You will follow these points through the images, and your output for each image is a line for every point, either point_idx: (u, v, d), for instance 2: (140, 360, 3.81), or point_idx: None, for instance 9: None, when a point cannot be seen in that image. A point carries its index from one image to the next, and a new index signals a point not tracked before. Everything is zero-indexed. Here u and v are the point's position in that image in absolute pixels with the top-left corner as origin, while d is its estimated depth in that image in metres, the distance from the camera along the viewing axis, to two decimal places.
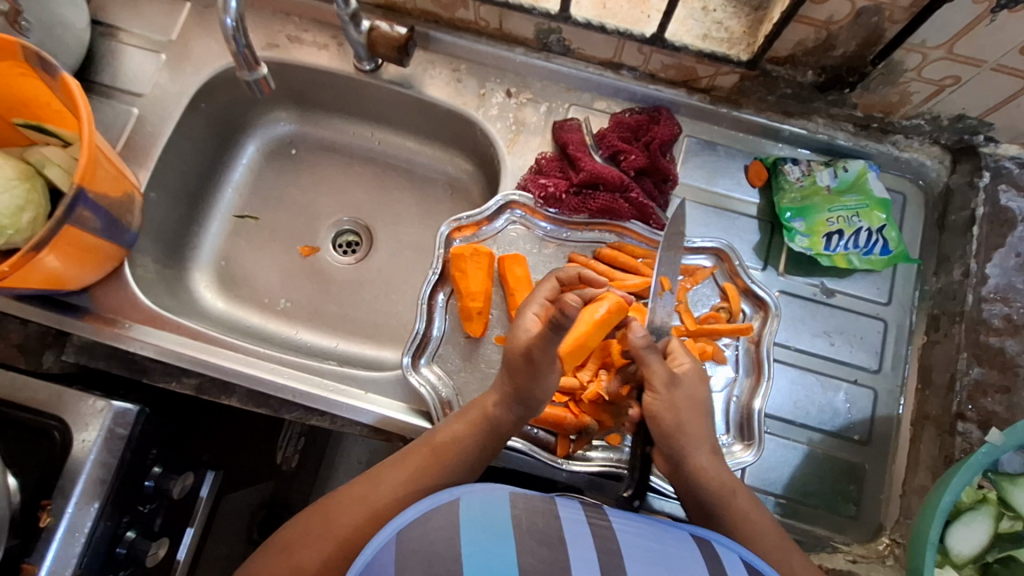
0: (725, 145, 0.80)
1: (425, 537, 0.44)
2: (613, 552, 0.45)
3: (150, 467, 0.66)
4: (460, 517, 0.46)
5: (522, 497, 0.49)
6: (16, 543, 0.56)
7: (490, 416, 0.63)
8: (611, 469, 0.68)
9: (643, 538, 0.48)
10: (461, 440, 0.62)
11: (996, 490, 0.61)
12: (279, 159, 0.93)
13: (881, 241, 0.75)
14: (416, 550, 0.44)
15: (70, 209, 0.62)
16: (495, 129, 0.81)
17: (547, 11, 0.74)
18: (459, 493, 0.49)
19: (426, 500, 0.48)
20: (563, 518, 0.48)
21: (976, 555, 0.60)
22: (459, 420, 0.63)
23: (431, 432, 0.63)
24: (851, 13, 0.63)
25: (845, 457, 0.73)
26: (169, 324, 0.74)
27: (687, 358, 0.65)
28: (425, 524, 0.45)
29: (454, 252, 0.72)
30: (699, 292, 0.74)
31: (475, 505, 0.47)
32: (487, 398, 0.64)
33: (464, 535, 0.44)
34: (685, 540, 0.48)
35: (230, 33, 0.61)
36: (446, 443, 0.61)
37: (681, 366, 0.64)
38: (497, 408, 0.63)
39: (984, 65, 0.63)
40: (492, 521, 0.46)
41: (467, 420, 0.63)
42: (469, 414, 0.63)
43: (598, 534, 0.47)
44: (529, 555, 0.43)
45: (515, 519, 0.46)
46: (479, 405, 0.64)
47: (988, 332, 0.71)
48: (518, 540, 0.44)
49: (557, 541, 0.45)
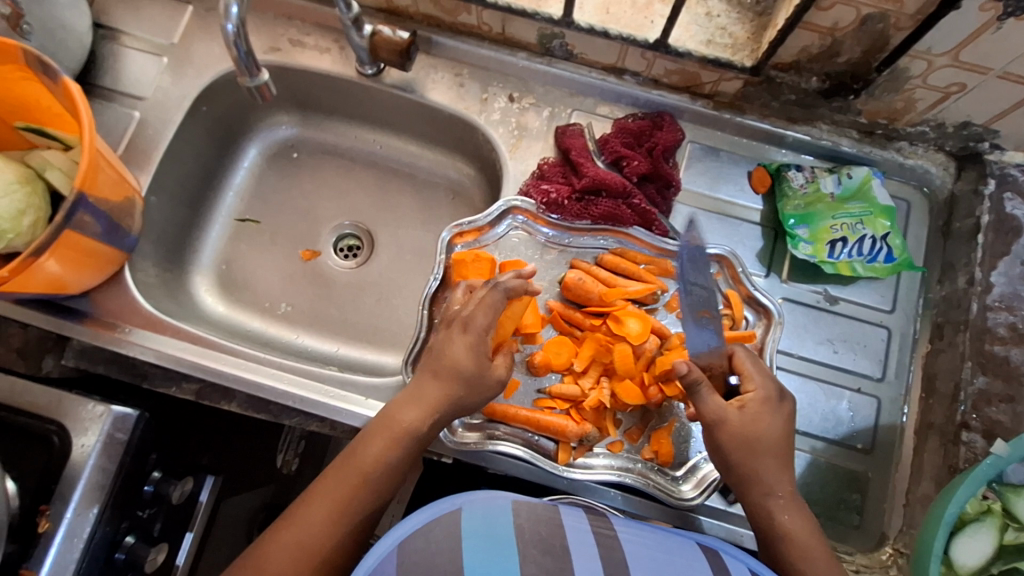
0: (728, 150, 0.80)
1: (427, 549, 0.44)
2: (619, 561, 0.46)
3: (149, 472, 0.66)
4: (461, 529, 0.46)
5: (524, 506, 0.49)
6: (15, 548, 0.56)
7: (410, 430, 0.60)
8: (611, 477, 0.67)
9: (652, 550, 0.48)
10: (384, 461, 0.58)
11: (1000, 501, 0.60)
12: (280, 162, 0.92)
13: (885, 249, 0.74)
14: (416, 563, 0.43)
15: (70, 214, 0.61)
16: (497, 134, 0.80)
17: (551, 16, 0.73)
18: (462, 502, 0.48)
19: (428, 509, 0.47)
20: (567, 527, 0.49)
21: (981, 568, 0.59)
22: (379, 438, 0.59)
23: (354, 451, 0.59)
24: (856, 20, 0.62)
25: (849, 466, 0.72)
26: (169, 328, 0.73)
27: (760, 385, 0.62)
28: (426, 538, 0.45)
29: (457, 257, 0.72)
30: (699, 261, 0.69)
31: (478, 515, 0.47)
32: (405, 414, 0.60)
33: (465, 546, 0.44)
34: (694, 554, 0.49)
35: (231, 38, 0.61)
36: (362, 470, 0.58)
37: (744, 395, 0.61)
38: (424, 425, 0.60)
39: (990, 72, 0.62)
40: (492, 530, 0.46)
41: (392, 439, 0.59)
42: (388, 429, 0.60)
43: (603, 544, 0.48)
44: (531, 564, 0.43)
45: (517, 528, 0.47)
46: (396, 423, 0.60)
47: (993, 341, 0.69)
48: (519, 549, 0.44)
49: (561, 551, 0.45)
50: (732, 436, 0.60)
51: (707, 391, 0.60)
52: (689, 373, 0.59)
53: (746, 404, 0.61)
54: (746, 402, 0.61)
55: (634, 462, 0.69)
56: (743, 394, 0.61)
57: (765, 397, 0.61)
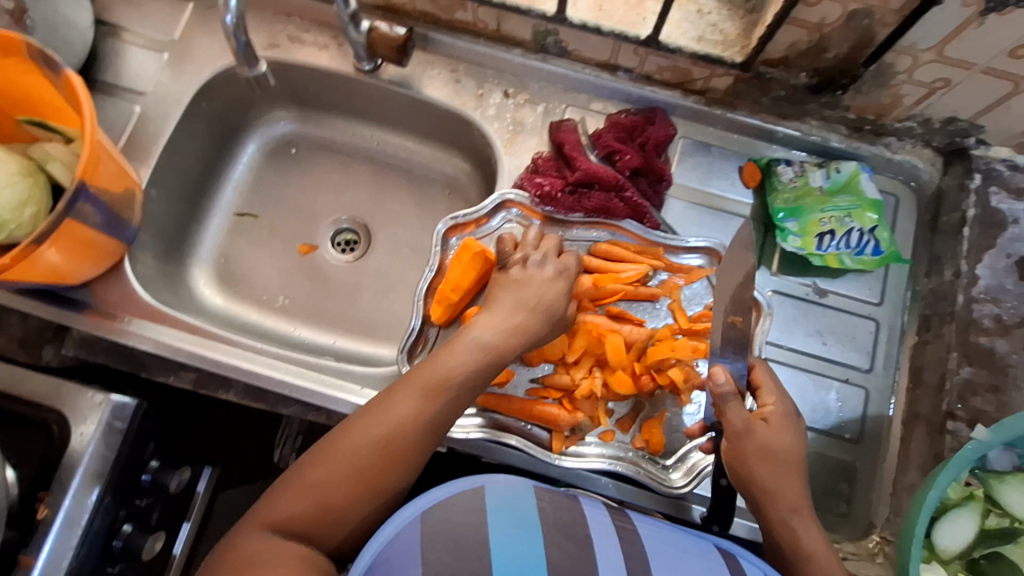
0: (720, 146, 0.81)
1: (450, 520, 0.46)
2: (639, 554, 0.47)
3: (147, 461, 0.69)
4: (486, 505, 0.48)
5: (546, 493, 0.51)
6: (13, 535, 0.57)
7: (489, 344, 0.59)
8: (603, 466, 0.69)
9: (666, 545, 0.49)
10: (466, 370, 0.57)
11: (983, 487, 0.62)
12: (279, 158, 0.93)
13: (872, 242, 0.75)
14: (440, 533, 0.45)
15: (71, 203, 0.63)
16: (492, 129, 0.82)
17: (544, 13, 0.75)
18: (485, 481, 0.50)
19: (450, 484, 0.49)
20: (588, 517, 0.50)
21: (963, 551, 0.61)
22: (463, 347, 0.58)
23: (439, 355, 0.58)
24: (843, 16, 0.63)
25: (837, 455, 0.74)
26: (168, 318, 0.74)
27: (777, 401, 0.62)
28: (450, 509, 0.47)
29: (463, 243, 0.71)
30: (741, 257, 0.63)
31: (502, 497, 0.49)
32: (485, 333, 0.60)
33: (490, 521, 0.46)
34: (709, 551, 0.50)
35: (231, 30, 0.62)
36: (443, 375, 0.56)
37: (764, 409, 0.61)
38: (497, 339, 0.60)
39: (974, 68, 0.64)
40: (517, 510, 0.48)
41: (477, 348, 0.59)
42: (468, 342, 0.59)
43: (625, 537, 0.49)
44: (556, 548, 0.46)
45: (541, 510, 0.49)
46: (470, 338, 0.59)
47: (978, 332, 0.71)
48: (544, 532, 0.47)
49: (583, 538, 0.47)
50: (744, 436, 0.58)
51: (737, 403, 0.59)
52: (724, 384, 0.59)
53: (768, 418, 0.60)
54: (768, 416, 0.60)
55: (626, 451, 0.70)
56: (763, 408, 0.61)
57: (784, 412, 0.61)
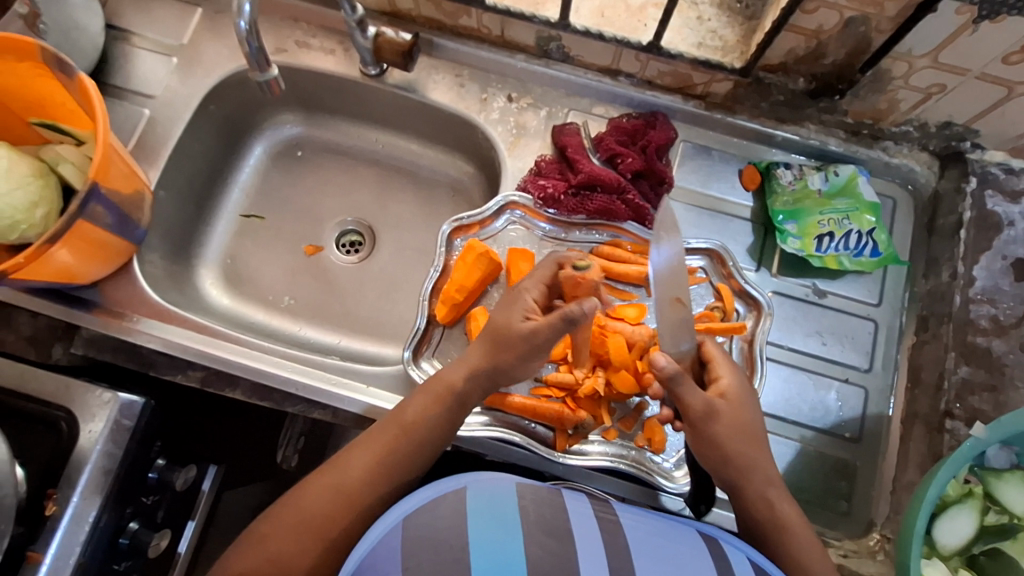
0: (720, 149, 0.82)
1: (432, 524, 0.47)
2: (620, 544, 0.48)
3: (153, 460, 0.69)
4: (468, 506, 0.48)
5: (529, 489, 0.52)
6: (22, 531, 0.57)
7: (455, 390, 0.62)
8: (606, 463, 0.70)
9: (651, 533, 0.51)
10: (427, 417, 0.60)
11: (982, 485, 0.63)
12: (285, 161, 0.95)
13: (871, 243, 0.76)
14: (422, 538, 0.46)
15: (84, 204, 0.64)
16: (496, 132, 0.83)
17: (547, 19, 0.76)
18: (467, 481, 0.51)
19: (435, 486, 0.50)
20: (569, 511, 0.51)
21: (962, 547, 0.61)
22: (423, 396, 0.62)
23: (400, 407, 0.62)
24: (840, 23, 0.65)
25: (837, 453, 0.74)
26: (176, 317, 0.76)
27: (729, 373, 0.62)
28: (432, 513, 0.48)
29: (467, 245, 0.74)
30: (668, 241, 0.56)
31: (484, 496, 0.50)
32: (451, 372, 0.63)
33: (471, 523, 0.47)
34: (693, 539, 0.52)
35: (243, 35, 0.64)
36: (402, 426, 0.60)
37: (719, 383, 0.61)
38: (464, 383, 0.62)
39: (968, 73, 0.65)
40: (497, 509, 0.49)
41: (436, 396, 0.62)
42: (433, 389, 0.62)
43: (606, 528, 0.50)
44: (535, 545, 0.46)
45: (522, 509, 0.49)
46: (442, 382, 0.63)
47: (976, 333, 0.72)
48: (524, 530, 0.47)
49: (564, 534, 0.48)
50: (740, 435, 0.59)
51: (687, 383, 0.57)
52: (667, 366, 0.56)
53: (724, 393, 0.60)
54: (724, 391, 0.61)
55: (628, 450, 0.71)
56: (717, 382, 0.61)
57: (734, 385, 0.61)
